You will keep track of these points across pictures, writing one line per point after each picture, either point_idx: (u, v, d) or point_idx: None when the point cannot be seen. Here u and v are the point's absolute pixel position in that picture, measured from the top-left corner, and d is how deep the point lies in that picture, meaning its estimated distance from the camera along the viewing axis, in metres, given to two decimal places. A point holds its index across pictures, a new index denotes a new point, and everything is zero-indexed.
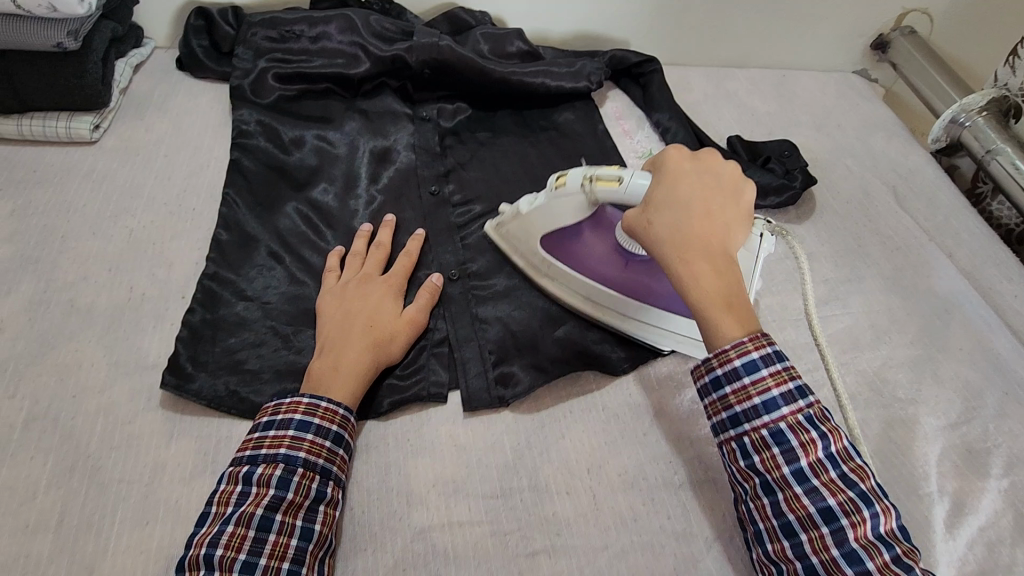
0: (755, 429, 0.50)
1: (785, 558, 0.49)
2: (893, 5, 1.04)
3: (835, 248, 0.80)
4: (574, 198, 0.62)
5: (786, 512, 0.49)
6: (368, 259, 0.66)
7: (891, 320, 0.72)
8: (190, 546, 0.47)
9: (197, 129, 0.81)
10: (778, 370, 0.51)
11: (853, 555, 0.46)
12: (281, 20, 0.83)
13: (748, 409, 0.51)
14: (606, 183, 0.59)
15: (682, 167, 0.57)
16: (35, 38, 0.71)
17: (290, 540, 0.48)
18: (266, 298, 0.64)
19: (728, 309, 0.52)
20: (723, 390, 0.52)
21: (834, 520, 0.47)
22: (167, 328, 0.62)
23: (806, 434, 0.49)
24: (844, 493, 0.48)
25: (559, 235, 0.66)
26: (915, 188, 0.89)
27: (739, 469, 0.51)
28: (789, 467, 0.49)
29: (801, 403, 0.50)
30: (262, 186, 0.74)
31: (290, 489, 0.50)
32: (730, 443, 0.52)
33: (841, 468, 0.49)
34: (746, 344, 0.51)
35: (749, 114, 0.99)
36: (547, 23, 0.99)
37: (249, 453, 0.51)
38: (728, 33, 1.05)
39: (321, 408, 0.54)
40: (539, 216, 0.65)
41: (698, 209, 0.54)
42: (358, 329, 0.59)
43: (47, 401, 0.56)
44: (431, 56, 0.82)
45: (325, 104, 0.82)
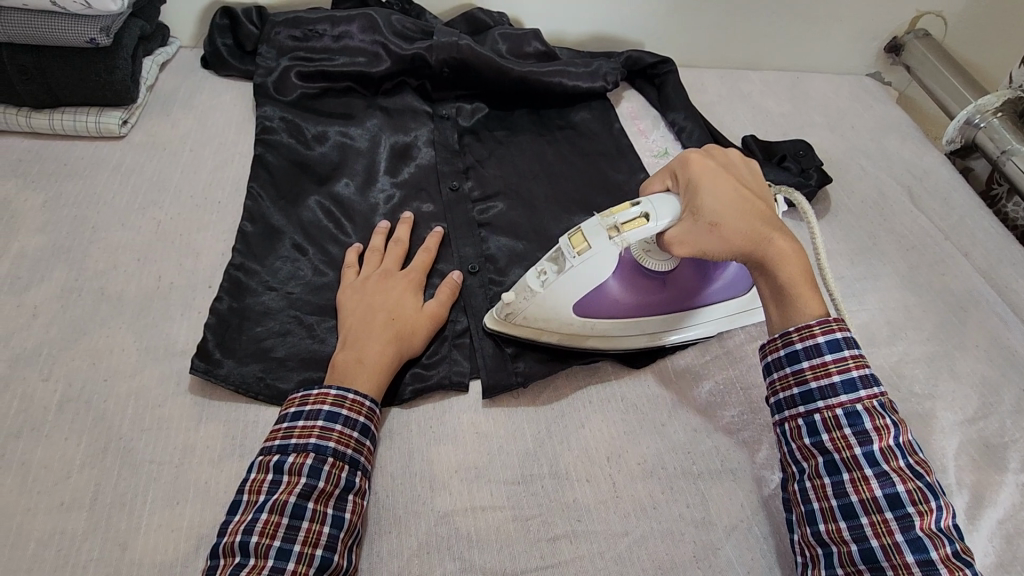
0: (829, 408, 0.51)
1: (841, 539, 0.49)
2: (906, 8, 1.05)
3: (850, 246, 0.80)
4: (601, 255, 0.58)
5: (849, 493, 0.49)
6: (388, 255, 0.67)
7: (907, 317, 0.73)
8: (225, 534, 0.48)
9: (221, 125, 0.83)
10: (857, 355, 0.52)
11: (918, 542, 0.46)
12: (304, 20, 0.85)
13: (825, 386, 0.52)
14: (633, 225, 0.57)
15: (709, 165, 0.57)
16: (68, 34, 0.73)
17: (323, 527, 0.49)
18: (291, 288, 0.66)
19: (812, 287, 0.55)
20: (800, 364, 0.53)
21: (900, 506, 0.48)
22: (195, 317, 0.64)
23: (880, 419, 0.50)
24: (913, 481, 0.48)
25: (588, 297, 0.61)
26: (929, 188, 0.89)
27: (802, 446, 0.52)
28: (860, 449, 0.50)
29: (876, 389, 0.51)
30: (286, 181, 0.75)
31: (321, 478, 0.51)
32: (796, 420, 0.53)
33: (909, 459, 0.50)
34: (831, 323, 0.53)
35: (764, 115, 1.00)
36: (564, 24, 1.01)
37: (279, 442, 0.52)
38: (742, 36, 1.06)
39: (348, 400, 0.54)
40: (566, 287, 0.60)
41: (748, 199, 0.56)
42: (381, 322, 0.60)
43: (80, 385, 0.57)
44: (451, 55, 0.84)
45: (347, 101, 0.84)
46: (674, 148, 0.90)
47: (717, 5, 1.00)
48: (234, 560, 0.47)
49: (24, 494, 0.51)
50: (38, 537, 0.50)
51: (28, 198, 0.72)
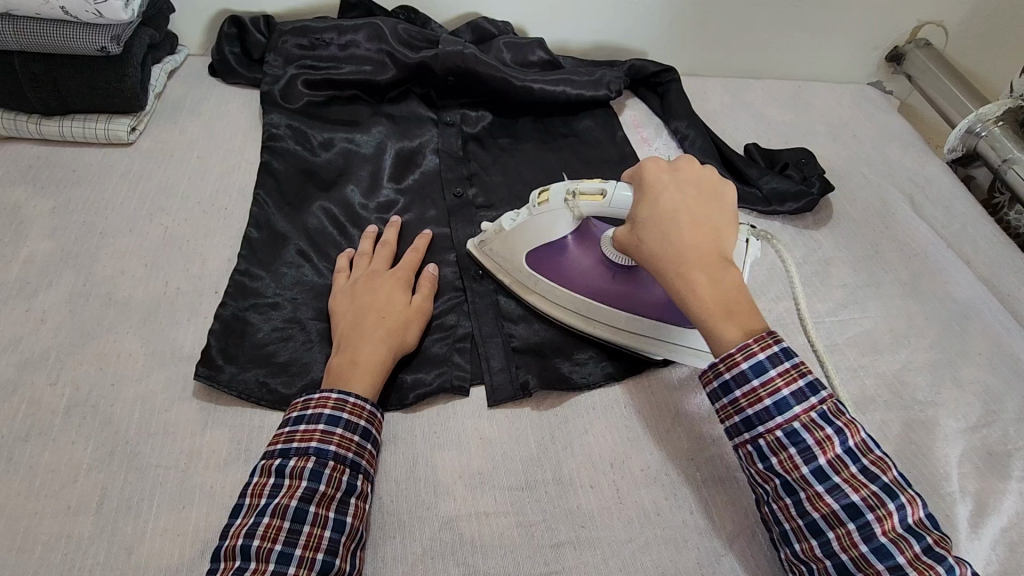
0: (769, 431, 0.51)
1: (814, 557, 0.49)
2: (908, 18, 1.06)
3: (852, 254, 0.80)
4: (554, 213, 0.65)
5: (811, 511, 0.49)
6: (375, 258, 0.68)
7: (909, 325, 0.73)
8: (227, 537, 0.49)
9: (228, 132, 0.84)
10: (787, 369, 0.51)
11: (883, 549, 0.47)
12: (311, 28, 0.86)
13: (760, 411, 0.51)
14: (590, 198, 0.63)
15: (662, 180, 0.59)
16: (79, 43, 0.74)
17: (324, 532, 0.49)
18: (297, 293, 0.66)
19: (730, 314, 0.53)
20: (733, 394, 0.52)
21: (860, 515, 0.48)
22: (202, 321, 0.64)
23: (821, 431, 0.50)
24: (867, 488, 0.48)
25: (543, 250, 0.67)
26: (931, 196, 0.90)
27: (758, 471, 0.52)
28: (807, 466, 0.49)
29: (813, 400, 0.50)
30: (292, 187, 0.76)
31: (322, 482, 0.51)
32: (746, 447, 0.52)
33: (861, 462, 0.49)
34: (751, 347, 0.52)
35: (766, 123, 1.00)
36: (568, 34, 1.02)
37: (281, 446, 0.52)
38: (745, 45, 1.07)
39: (349, 404, 0.55)
40: (521, 233, 0.67)
41: (685, 220, 0.57)
42: (371, 322, 0.60)
43: (87, 389, 0.58)
44: (456, 64, 0.84)
45: (353, 109, 0.85)
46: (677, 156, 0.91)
47: (719, 15, 1.01)
48: (235, 564, 0.47)
49: (31, 498, 0.52)
50: (45, 540, 0.50)
51: (37, 204, 0.72)
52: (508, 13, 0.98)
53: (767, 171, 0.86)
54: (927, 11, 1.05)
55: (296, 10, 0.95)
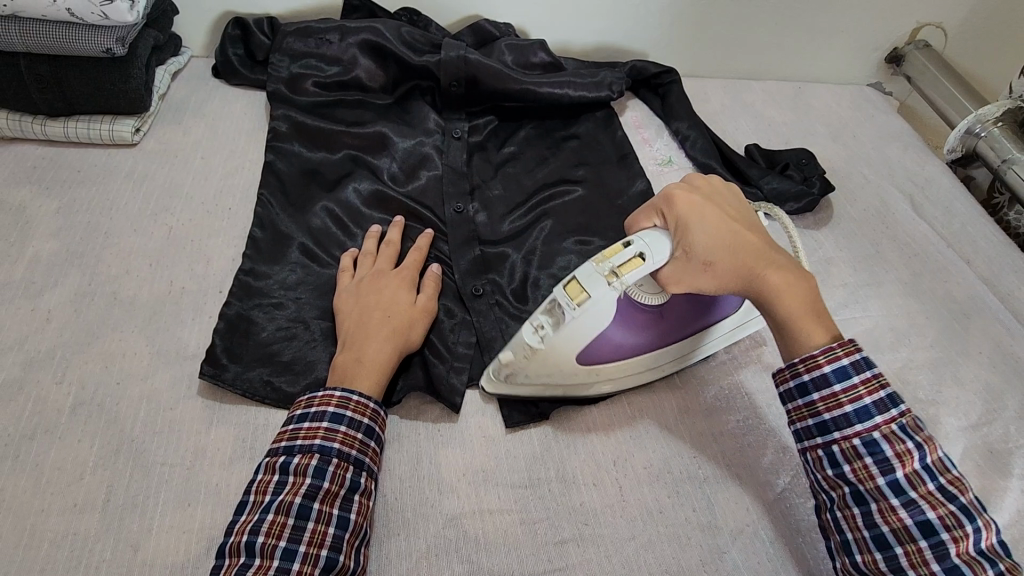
0: (846, 438, 0.51)
1: (878, 570, 0.49)
2: (907, 19, 1.06)
3: (853, 253, 0.81)
4: (600, 303, 0.56)
5: (880, 523, 0.50)
6: (379, 257, 0.68)
7: (910, 324, 0.73)
8: (232, 533, 0.49)
9: (232, 133, 0.85)
10: (869, 379, 0.52)
11: (955, 570, 0.47)
12: (314, 30, 0.87)
13: (839, 418, 0.52)
14: (630, 266, 0.55)
15: (696, 202, 0.57)
16: (84, 45, 0.74)
17: (328, 528, 0.50)
18: (300, 292, 0.67)
19: (815, 316, 0.55)
20: (811, 397, 0.53)
21: (933, 533, 0.48)
22: (206, 321, 0.64)
23: (901, 444, 0.50)
24: (944, 506, 0.48)
25: (593, 347, 0.58)
26: (931, 196, 0.90)
27: (826, 477, 0.52)
28: (883, 477, 0.50)
29: (894, 412, 0.51)
30: (296, 188, 0.76)
31: (326, 479, 0.51)
32: (816, 451, 0.53)
33: (939, 480, 0.49)
34: (836, 350, 0.52)
35: (766, 124, 1.01)
36: (568, 35, 1.02)
37: (285, 444, 0.53)
38: (745, 47, 1.07)
39: (353, 402, 0.55)
40: (567, 339, 0.57)
41: (740, 230, 0.56)
42: (376, 321, 0.60)
43: (93, 387, 0.58)
44: (459, 70, 0.85)
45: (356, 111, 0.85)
46: (678, 156, 0.91)
47: (720, 16, 1.02)
48: (240, 560, 0.48)
49: (38, 495, 0.52)
50: (51, 538, 0.50)
51: (42, 204, 0.73)
52: (510, 14, 0.98)
53: (767, 171, 0.86)
54: (926, 13, 1.06)
55: (299, 11, 0.95)
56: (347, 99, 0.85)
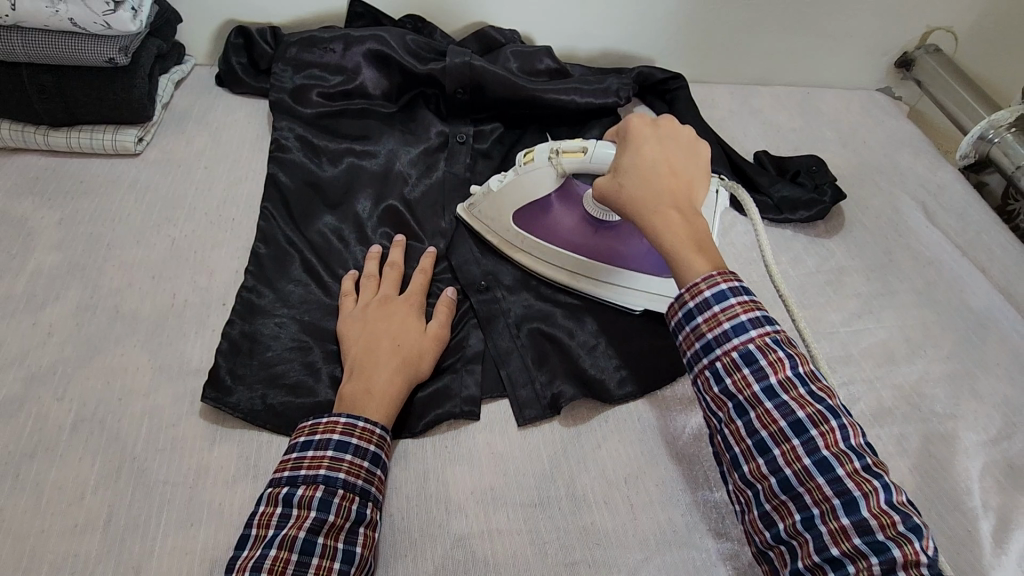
0: (726, 352, 0.53)
1: (761, 476, 0.51)
2: (917, 24, 1.05)
3: (865, 262, 0.80)
4: (542, 171, 0.68)
5: (759, 429, 0.51)
6: (383, 281, 0.67)
7: (925, 335, 0.72)
8: (233, 571, 0.47)
9: (234, 142, 0.85)
10: (745, 301, 0.54)
11: (825, 462, 0.48)
12: (317, 39, 0.86)
13: (719, 335, 0.54)
14: (572, 154, 0.66)
15: (645, 133, 0.62)
16: (87, 55, 0.74)
17: (333, 563, 0.49)
18: (304, 306, 0.66)
19: (699, 249, 0.56)
20: (695, 321, 0.55)
21: (804, 431, 0.50)
22: (209, 335, 0.63)
23: (773, 353, 0.52)
24: (812, 406, 0.50)
25: (531, 209, 0.71)
26: (944, 204, 0.89)
27: (714, 397, 0.54)
28: (758, 385, 0.52)
29: (768, 327, 0.53)
30: (298, 199, 0.76)
31: (331, 512, 0.50)
32: (704, 372, 0.54)
33: (810, 386, 0.52)
34: (715, 277, 0.54)
35: (776, 131, 1.00)
36: (574, 41, 1.01)
37: (288, 474, 0.52)
38: (752, 52, 1.06)
39: (358, 429, 0.54)
40: (508, 192, 0.70)
41: (662, 169, 0.60)
42: (386, 350, 0.59)
43: (94, 404, 0.57)
44: (464, 77, 0.84)
45: (361, 121, 0.85)
46: None
47: (726, 21, 1.01)
48: None
49: (38, 515, 0.51)
50: (51, 560, 0.49)
51: (43, 216, 0.72)
52: (515, 21, 0.97)
53: (777, 178, 0.85)
54: (936, 17, 1.05)
55: (302, 19, 0.95)
56: (351, 110, 0.86)
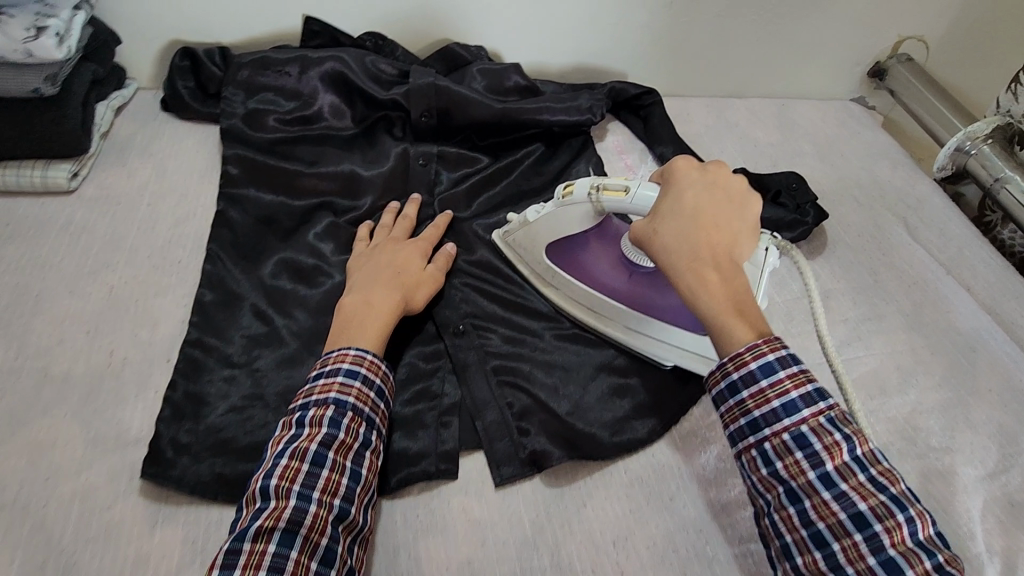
0: (776, 434, 0.50)
1: (818, 571, 0.48)
2: (890, 33, 1.03)
3: (851, 284, 0.77)
4: (581, 206, 0.67)
5: (816, 520, 0.48)
6: (395, 229, 0.73)
7: (915, 361, 0.70)
8: (251, 480, 0.50)
9: (181, 175, 0.79)
10: (795, 373, 0.51)
11: (891, 563, 0.46)
12: (271, 61, 0.82)
13: (768, 414, 0.50)
14: (613, 194, 0.64)
15: (690, 178, 0.60)
16: (10, 85, 0.68)
17: (341, 479, 0.51)
18: (260, 362, 0.61)
19: (739, 313, 0.53)
20: (740, 395, 0.51)
21: (867, 525, 0.47)
22: (152, 397, 0.57)
23: (829, 437, 0.49)
24: (874, 497, 0.48)
25: (567, 245, 0.71)
26: (925, 218, 0.88)
27: (762, 478, 0.51)
28: (813, 472, 0.49)
29: (821, 405, 0.50)
30: (250, 240, 0.71)
31: (341, 430, 0.53)
32: (750, 452, 0.51)
33: (869, 472, 0.49)
34: (761, 346, 0.51)
35: (752, 145, 0.98)
36: (544, 56, 0.97)
37: (301, 401, 0.54)
38: (726, 65, 1.03)
39: (367, 361, 0.56)
40: (546, 224, 0.70)
41: (702, 220, 0.57)
42: (389, 275, 0.65)
43: (17, 488, 0.51)
44: (429, 101, 0.82)
45: (319, 149, 0.81)
46: None
47: (699, 35, 0.98)
48: (257, 504, 0.49)
49: None
50: None
51: None
52: (483, 38, 0.93)
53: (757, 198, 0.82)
54: (908, 26, 1.03)
55: (253, 39, 0.89)
56: (309, 136, 0.81)
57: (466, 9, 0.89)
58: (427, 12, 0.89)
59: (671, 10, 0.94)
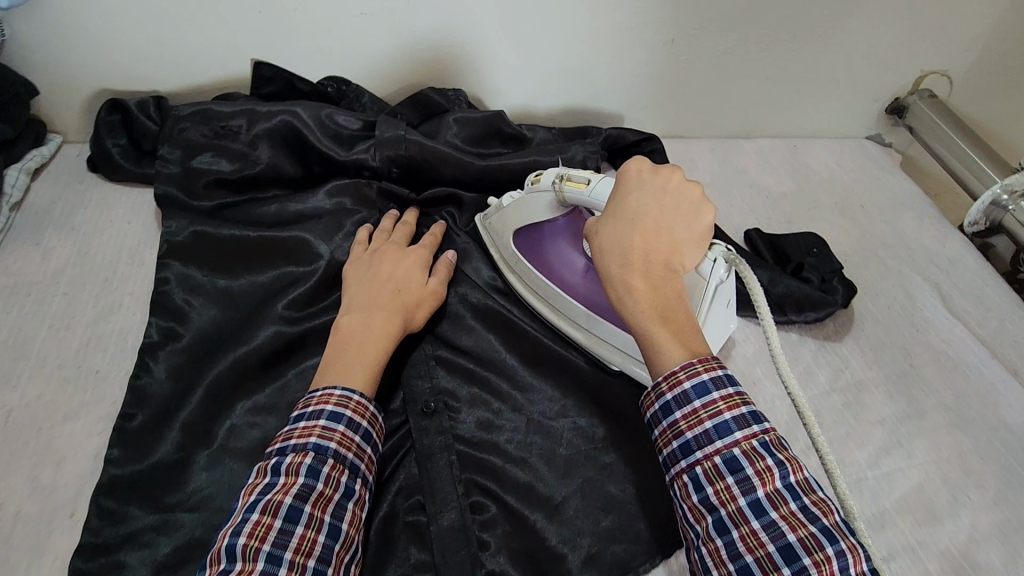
0: (707, 457, 0.46)
1: None
2: (911, 68, 0.94)
3: (885, 371, 0.67)
4: (545, 195, 0.67)
5: (743, 554, 0.43)
6: (395, 233, 0.69)
7: (967, 473, 0.60)
8: (216, 539, 0.46)
9: (108, 253, 0.68)
10: (730, 394, 0.47)
11: None
12: (214, 113, 0.71)
13: (699, 436, 0.47)
14: (575, 185, 0.64)
15: (640, 177, 0.55)
16: None
17: (317, 535, 0.47)
18: (195, 502, 0.52)
19: (675, 328, 0.49)
20: (673, 416, 0.48)
21: (796, 560, 0.42)
22: (49, 566, 0.48)
23: (761, 461, 0.45)
24: (805, 528, 0.43)
25: (532, 234, 0.71)
26: (958, 283, 0.79)
27: (692, 506, 0.47)
28: (744, 499, 0.44)
29: (755, 428, 0.46)
30: (185, 340, 0.60)
31: (320, 480, 0.49)
32: (682, 477, 0.48)
33: (803, 501, 0.44)
34: (696, 365, 0.47)
35: (764, 196, 0.88)
36: (531, 99, 0.87)
37: (279, 445, 0.51)
38: (732, 105, 0.94)
39: (353, 401, 0.53)
40: (513, 214, 0.70)
41: (644, 224, 0.53)
42: (387, 293, 0.62)
43: None
44: (397, 151, 0.73)
45: (273, 212, 0.71)
46: None
47: (704, 73, 0.88)
48: (219, 567, 0.44)
49: None
50: None
51: None
52: (460, 82, 0.82)
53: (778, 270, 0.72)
54: (930, 60, 0.94)
55: (194, 86, 0.77)
56: (261, 200, 0.72)
57: (440, 51, 0.78)
58: (395, 55, 0.78)
59: (673, 47, 0.83)
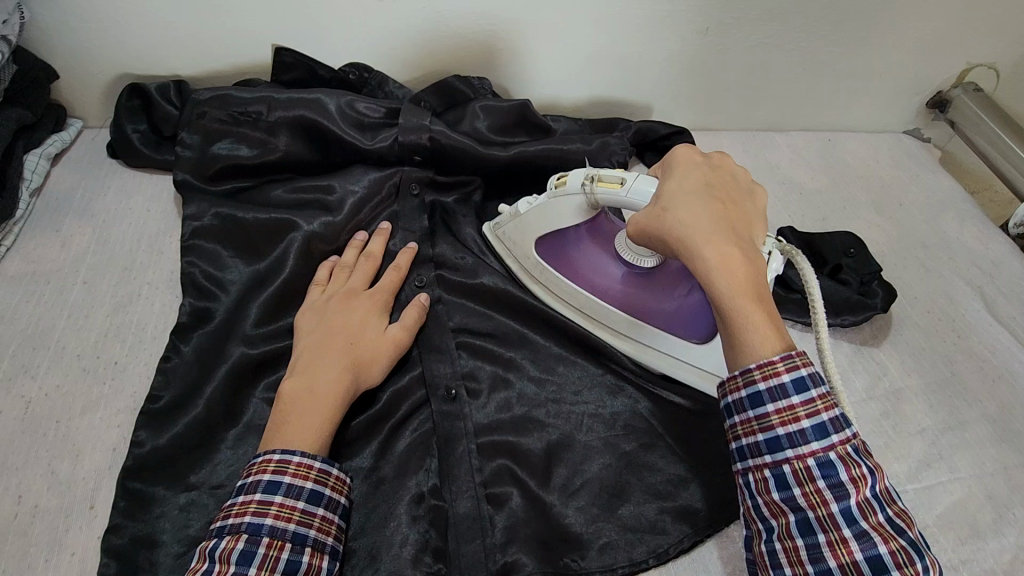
0: (800, 457, 0.45)
1: None
2: (955, 60, 0.89)
3: (926, 380, 0.65)
4: (574, 199, 0.62)
5: (827, 558, 0.43)
6: (355, 272, 0.65)
7: (1012, 489, 0.57)
8: None
9: (127, 238, 0.67)
10: (825, 393, 0.46)
11: None
12: (234, 100, 0.69)
13: (793, 433, 0.45)
14: (608, 185, 0.59)
15: (695, 163, 0.56)
16: None
17: None
18: (222, 478, 0.53)
19: (769, 314, 0.47)
20: (764, 408, 0.46)
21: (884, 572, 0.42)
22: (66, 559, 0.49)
23: (857, 468, 0.44)
24: (896, 541, 0.42)
25: (554, 241, 0.67)
26: (1004, 288, 0.75)
27: (772, 502, 0.46)
28: (837, 505, 0.43)
29: (849, 433, 0.45)
30: (202, 331, 0.60)
31: (254, 564, 0.46)
32: (763, 471, 0.46)
33: (888, 512, 0.44)
34: (795, 358, 0.45)
35: (798, 192, 0.85)
36: (558, 90, 0.84)
37: (217, 524, 0.48)
38: (767, 97, 0.90)
39: (292, 465, 0.50)
40: (535, 220, 0.66)
41: (717, 203, 0.52)
42: (338, 348, 0.57)
43: None
44: (421, 142, 0.70)
45: (291, 195, 0.70)
46: None
47: (737, 64, 0.84)
48: None
49: None
50: None
51: None
52: (484, 71, 0.80)
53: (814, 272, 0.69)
54: (978, 52, 0.89)
55: (214, 71, 0.76)
56: (279, 182, 0.71)
57: (465, 38, 0.75)
58: (419, 42, 0.75)
59: (707, 35, 0.80)
